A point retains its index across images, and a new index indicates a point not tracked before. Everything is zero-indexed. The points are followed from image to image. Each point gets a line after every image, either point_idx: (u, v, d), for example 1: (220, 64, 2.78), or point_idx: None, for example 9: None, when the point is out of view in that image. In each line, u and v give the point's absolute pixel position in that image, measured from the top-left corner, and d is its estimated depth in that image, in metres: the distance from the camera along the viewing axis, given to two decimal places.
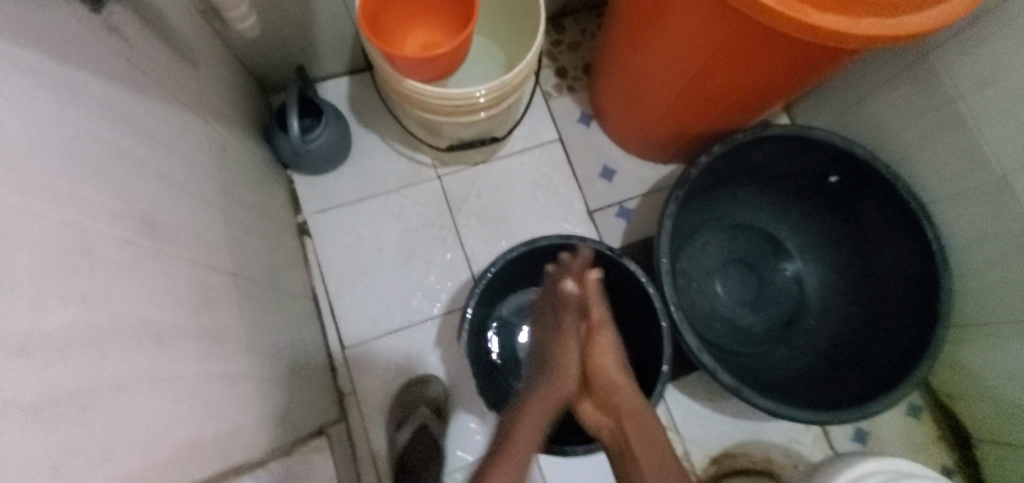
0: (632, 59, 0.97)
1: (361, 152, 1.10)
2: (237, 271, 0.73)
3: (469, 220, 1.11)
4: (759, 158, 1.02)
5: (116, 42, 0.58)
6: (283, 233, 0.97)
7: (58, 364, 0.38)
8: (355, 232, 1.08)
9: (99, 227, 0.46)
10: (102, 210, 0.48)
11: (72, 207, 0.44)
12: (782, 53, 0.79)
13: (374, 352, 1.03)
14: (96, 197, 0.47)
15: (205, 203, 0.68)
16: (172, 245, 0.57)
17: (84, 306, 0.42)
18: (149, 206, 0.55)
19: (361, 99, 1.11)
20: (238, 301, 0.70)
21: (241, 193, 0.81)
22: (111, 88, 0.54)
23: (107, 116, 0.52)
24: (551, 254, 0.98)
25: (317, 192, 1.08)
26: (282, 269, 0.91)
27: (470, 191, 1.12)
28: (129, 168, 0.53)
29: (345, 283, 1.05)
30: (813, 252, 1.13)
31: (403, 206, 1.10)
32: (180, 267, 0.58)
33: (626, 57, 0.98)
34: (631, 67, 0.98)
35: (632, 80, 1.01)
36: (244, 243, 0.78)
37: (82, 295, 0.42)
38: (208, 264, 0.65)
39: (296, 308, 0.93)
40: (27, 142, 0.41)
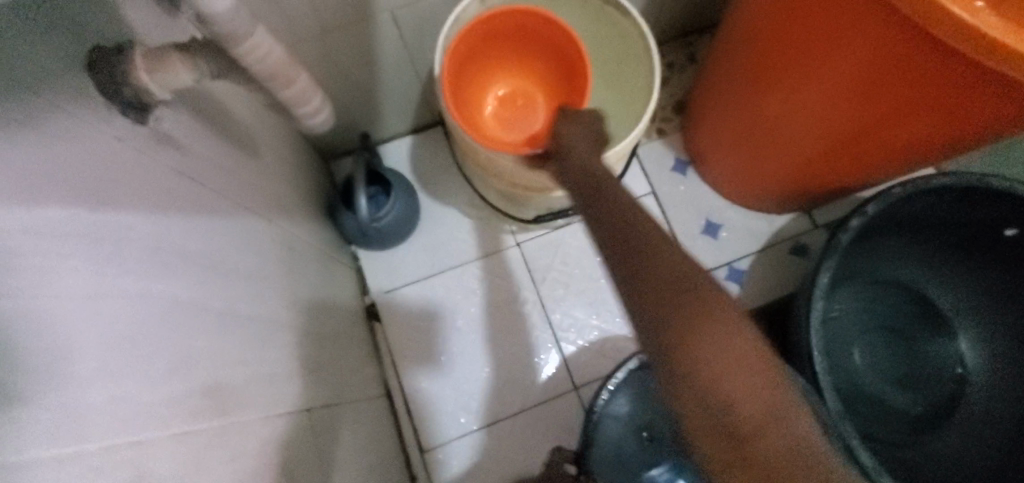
0: (755, 105, 0.82)
1: (431, 221, 0.98)
2: (312, 401, 0.60)
3: (556, 292, 0.96)
4: (911, 210, 0.84)
5: (168, 157, 0.47)
6: (353, 324, 0.86)
7: None
8: (429, 312, 0.95)
9: (155, 431, 0.35)
10: (150, 410, 0.36)
11: (107, 425, 0.32)
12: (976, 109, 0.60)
13: (459, 453, 0.90)
14: (146, 391, 0.36)
15: (273, 327, 0.56)
16: (241, 410, 0.45)
17: None
18: (210, 370, 0.43)
19: (428, 161, 0.99)
20: (316, 441, 0.58)
21: (308, 295, 0.70)
22: (163, 222, 0.43)
23: (159, 266, 0.41)
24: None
25: (386, 269, 0.96)
26: (355, 371, 0.79)
27: (555, 258, 0.98)
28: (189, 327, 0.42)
29: (420, 372, 0.93)
30: (975, 316, 0.93)
31: (481, 280, 0.96)
32: (250, 437, 0.46)
33: (748, 103, 0.82)
34: (754, 114, 0.83)
35: (752, 127, 0.85)
36: (316, 359, 0.65)
37: None
38: (281, 412, 0.52)
39: (372, 415, 0.80)
40: (41, 359, 0.29)
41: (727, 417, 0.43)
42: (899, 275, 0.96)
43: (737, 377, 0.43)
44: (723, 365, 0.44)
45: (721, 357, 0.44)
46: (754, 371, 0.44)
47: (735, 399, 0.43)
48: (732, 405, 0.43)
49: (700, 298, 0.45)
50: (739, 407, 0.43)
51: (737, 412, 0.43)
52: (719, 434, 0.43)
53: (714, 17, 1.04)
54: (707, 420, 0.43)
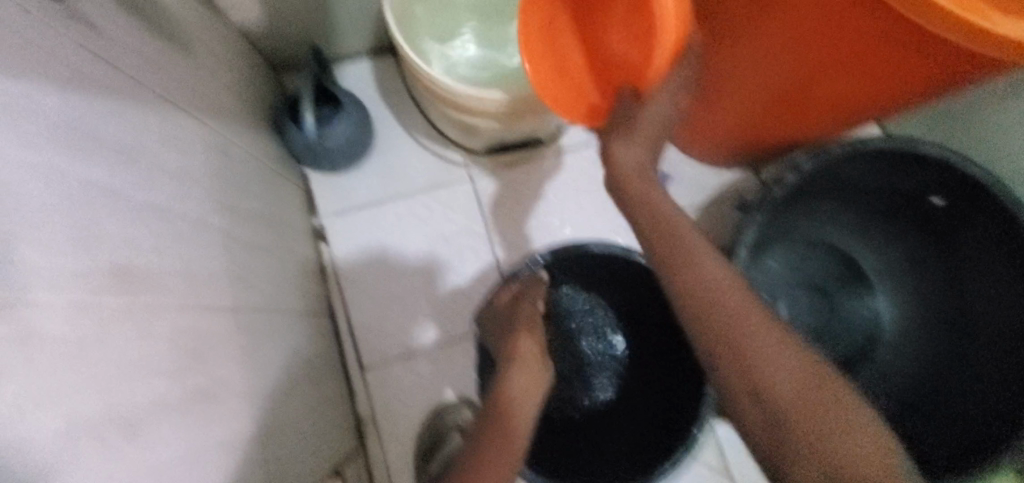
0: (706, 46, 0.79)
1: (385, 147, 0.98)
2: (238, 302, 0.62)
3: (504, 228, 0.98)
4: (847, 172, 0.87)
5: (84, 36, 0.46)
6: (296, 239, 0.87)
7: None
8: (376, 236, 0.96)
9: (55, 290, 0.37)
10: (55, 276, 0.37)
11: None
12: (918, 60, 0.61)
13: (394, 373, 0.93)
14: (48, 257, 0.37)
15: (201, 224, 0.57)
16: (156, 293, 0.47)
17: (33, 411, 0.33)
18: (120, 253, 0.44)
19: (386, 86, 0.98)
20: (240, 340, 0.60)
21: (244, 202, 0.70)
22: (80, 100, 0.43)
23: (63, 137, 0.40)
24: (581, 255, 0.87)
25: (336, 193, 0.96)
26: (293, 286, 0.80)
27: (506, 195, 0.99)
28: (94, 201, 0.42)
29: (362, 293, 0.95)
30: (897, 279, 0.98)
31: (431, 209, 0.97)
32: (162, 322, 0.47)
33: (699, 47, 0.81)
34: (708, 51, 0.78)
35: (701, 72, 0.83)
36: (248, 263, 0.67)
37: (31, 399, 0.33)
38: (202, 305, 0.54)
39: (309, 329, 0.82)
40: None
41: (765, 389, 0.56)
42: (829, 237, 1.00)
43: (774, 369, 0.56)
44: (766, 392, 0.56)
45: (796, 374, 0.56)
46: (787, 366, 0.56)
47: (776, 380, 0.56)
48: (767, 389, 0.56)
49: (726, 306, 0.58)
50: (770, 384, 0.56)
51: (764, 388, 0.56)
52: (756, 405, 0.57)
53: None
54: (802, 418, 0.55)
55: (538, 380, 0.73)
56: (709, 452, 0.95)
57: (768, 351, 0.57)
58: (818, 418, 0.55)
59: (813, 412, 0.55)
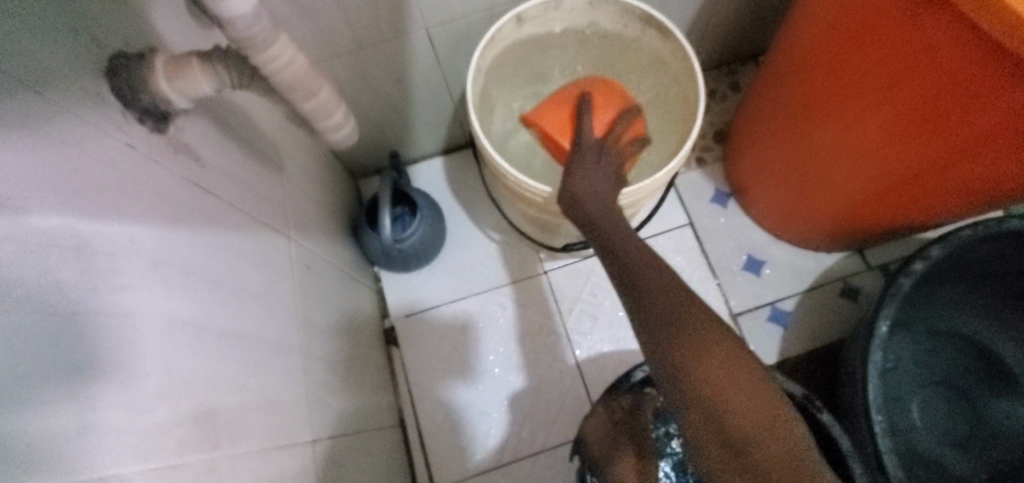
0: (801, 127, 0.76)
1: (457, 244, 0.95)
2: (318, 431, 0.56)
3: (584, 325, 0.91)
4: (983, 254, 0.76)
5: (187, 166, 0.45)
6: (369, 346, 0.83)
7: None
8: (449, 338, 0.91)
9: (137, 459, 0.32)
10: (136, 441, 0.32)
11: (68, 470, 0.28)
12: None
13: None
14: (133, 419, 0.33)
15: (285, 348, 0.54)
16: (239, 439, 0.43)
17: None
18: (207, 398, 0.40)
19: (457, 182, 0.97)
20: (319, 476, 0.54)
21: (323, 315, 0.66)
22: (177, 233, 0.41)
23: (158, 276, 0.38)
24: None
25: (408, 293, 0.93)
26: (368, 400, 0.75)
27: (584, 289, 0.93)
28: (184, 342, 0.39)
29: (435, 401, 0.88)
30: None
31: (506, 307, 0.92)
32: (244, 472, 0.42)
33: (790, 129, 0.78)
34: (803, 124, 0.75)
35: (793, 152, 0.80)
36: (326, 382, 0.62)
37: None
38: (284, 443, 0.49)
39: (382, 446, 0.76)
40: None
41: (745, 440, 0.41)
42: (963, 326, 0.86)
43: (732, 388, 0.43)
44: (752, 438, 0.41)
45: (757, 402, 0.43)
46: (760, 404, 0.42)
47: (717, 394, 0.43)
48: (716, 400, 0.43)
49: (694, 319, 0.45)
50: (743, 418, 0.42)
51: (737, 427, 0.42)
52: (699, 408, 0.43)
53: (760, 45, 1.00)
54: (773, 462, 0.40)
55: None
56: None
57: (725, 373, 0.43)
58: (784, 439, 0.41)
59: (783, 430, 0.42)
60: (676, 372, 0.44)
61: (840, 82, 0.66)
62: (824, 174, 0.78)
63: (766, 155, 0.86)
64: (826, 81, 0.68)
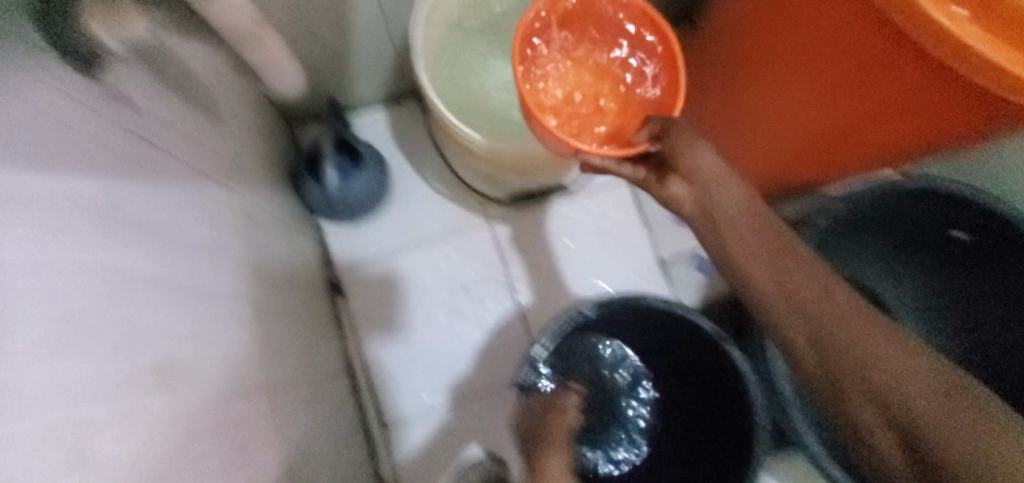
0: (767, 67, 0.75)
1: (401, 195, 0.95)
2: (272, 378, 0.58)
3: (526, 273, 0.96)
4: (877, 209, 0.86)
5: (121, 113, 0.43)
6: (315, 295, 0.83)
7: None
8: (395, 287, 0.93)
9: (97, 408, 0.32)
10: (95, 390, 0.33)
11: (35, 416, 0.28)
12: (939, 108, 0.61)
13: (416, 430, 0.89)
14: (90, 370, 0.33)
15: (234, 299, 0.54)
16: (196, 386, 0.43)
17: None
18: (162, 348, 0.40)
19: (401, 133, 0.96)
20: (275, 421, 0.56)
21: (269, 267, 0.66)
22: (118, 184, 0.40)
23: (102, 227, 0.37)
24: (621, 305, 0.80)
25: (352, 243, 0.93)
26: (317, 348, 0.76)
27: (527, 239, 0.97)
28: (135, 294, 0.39)
29: (382, 347, 0.91)
30: (921, 314, 0.97)
31: (451, 257, 0.95)
32: (203, 417, 0.43)
33: (736, 85, 0.82)
34: (740, 85, 0.81)
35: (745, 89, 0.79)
36: (277, 331, 0.63)
37: None
38: (239, 390, 0.50)
39: (332, 391, 0.78)
40: None
41: (930, 433, 0.53)
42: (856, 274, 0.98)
43: (899, 369, 0.55)
44: (917, 418, 0.54)
45: (932, 382, 0.54)
46: (919, 377, 0.55)
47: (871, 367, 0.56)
48: (923, 432, 0.53)
49: (866, 315, 0.58)
50: (933, 422, 0.53)
51: (919, 422, 0.54)
52: (890, 422, 0.55)
53: None
54: (939, 446, 0.52)
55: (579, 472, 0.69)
56: None
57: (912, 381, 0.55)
58: (977, 418, 0.52)
59: (967, 396, 0.53)
60: (835, 348, 0.57)
61: (771, 46, 0.72)
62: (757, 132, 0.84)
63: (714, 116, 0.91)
64: (760, 44, 0.73)
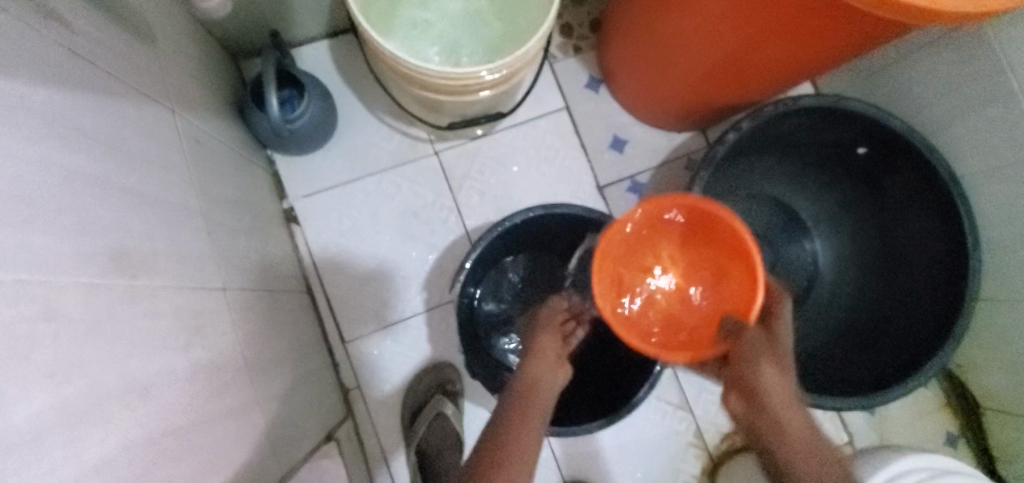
0: (723, 301, 0.74)
1: (350, 128, 1.00)
2: (226, 283, 0.65)
3: (472, 199, 1.02)
4: (787, 127, 0.95)
5: (56, 32, 0.47)
6: (270, 221, 0.89)
7: (42, 462, 0.33)
8: (348, 214, 0.99)
9: (63, 275, 0.39)
10: (60, 261, 0.39)
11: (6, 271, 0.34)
12: (832, 16, 0.67)
13: (374, 343, 0.98)
14: (54, 246, 0.39)
15: (184, 210, 0.60)
16: (153, 275, 0.50)
17: (59, 383, 0.36)
18: (117, 239, 0.46)
19: (345, 67, 0.99)
20: (232, 318, 0.63)
21: (220, 189, 0.71)
22: (63, 95, 0.45)
23: (51, 130, 0.42)
24: (559, 220, 0.85)
25: (304, 174, 0.98)
26: (273, 267, 0.83)
27: (472, 168, 1.03)
28: (86, 190, 0.44)
29: (339, 271, 0.98)
30: (831, 224, 1.08)
31: (400, 186, 1.01)
32: (162, 300, 0.50)
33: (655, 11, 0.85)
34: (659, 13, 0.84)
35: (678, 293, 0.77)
36: (230, 246, 0.69)
37: (56, 370, 0.36)
38: (195, 286, 0.57)
39: (291, 306, 0.85)
40: None
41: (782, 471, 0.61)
42: (773, 190, 1.08)
43: (799, 447, 0.60)
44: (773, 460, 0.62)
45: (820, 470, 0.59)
46: (811, 456, 0.60)
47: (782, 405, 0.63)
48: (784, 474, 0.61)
49: (791, 401, 0.63)
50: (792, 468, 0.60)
51: (787, 471, 0.60)
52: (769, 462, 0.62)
53: None
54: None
55: (560, 373, 0.73)
56: (671, 390, 1.04)
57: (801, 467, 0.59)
58: None
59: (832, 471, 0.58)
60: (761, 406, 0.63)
61: None
62: (676, 59, 0.89)
63: (636, 44, 0.94)
64: None
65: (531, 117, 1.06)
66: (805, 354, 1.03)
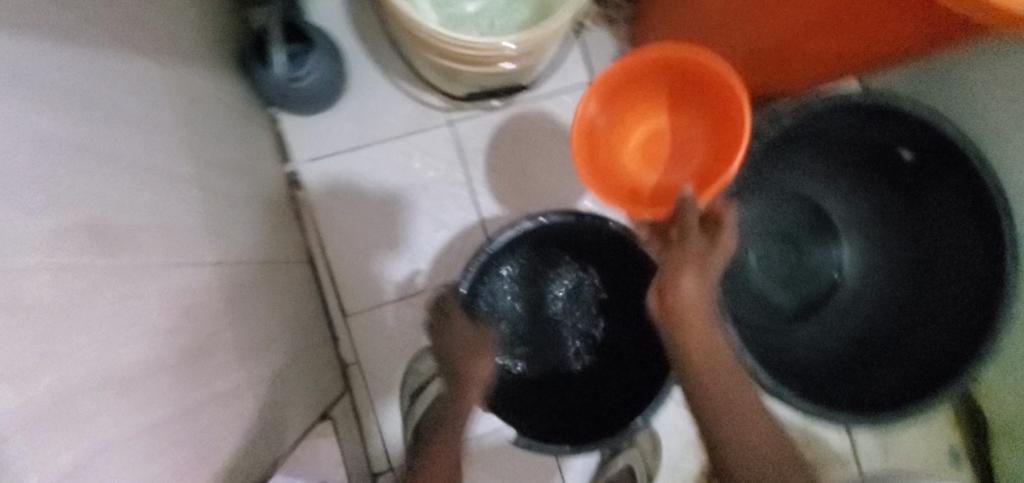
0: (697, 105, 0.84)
1: (359, 90, 0.93)
2: (220, 257, 0.61)
3: (485, 175, 0.97)
4: (827, 123, 0.89)
5: None
6: (272, 187, 0.84)
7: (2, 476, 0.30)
8: (354, 183, 0.94)
9: (37, 260, 0.35)
10: (29, 244, 0.35)
11: None
12: (891, 19, 0.60)
13: (375, 319, 0.95)
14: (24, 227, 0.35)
15: (175, 176, 0.55)
16: (137, 253, 0.46)
17: (24, 385, 0.33)
18: (95, 213, 0.42)
19: (360, 24, 0.92)
20: (225, 296, 0.60)
21: (217, 152, 0.66)
22: (37, 48, 0.39)
23: (24, 96, 0.37)
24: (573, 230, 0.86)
25: (311, 138, 0.93)
26: (272, 236, 0.79)
27: (488, 141, 0.97)
28: (64, 159, 0.40)
29: (341, 242, 0.94)
30: (860, 229, 1.03)
31: (410, 156, 0.95)
32: (147, 281, 0.46)
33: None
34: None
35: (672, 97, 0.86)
36: (227, 216, 0.65)
37: (20, 369, 0.33)
38: (184, 262, 0.53)
39: (290, 279, 0.82)
40: None
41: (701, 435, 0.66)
42: (803, 188, 1.03)
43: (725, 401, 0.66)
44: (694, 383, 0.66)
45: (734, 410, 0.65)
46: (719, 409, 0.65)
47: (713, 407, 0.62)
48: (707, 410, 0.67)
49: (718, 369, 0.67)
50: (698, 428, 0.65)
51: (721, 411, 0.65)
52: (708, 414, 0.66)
53: None
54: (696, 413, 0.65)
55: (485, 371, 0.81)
56: None
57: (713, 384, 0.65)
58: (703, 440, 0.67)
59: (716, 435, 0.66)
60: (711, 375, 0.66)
61: None
62: (712, 48, 0.80)
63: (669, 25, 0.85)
64: None
65: (554, 90, 0.98)
66: (817, 360, 1.00)
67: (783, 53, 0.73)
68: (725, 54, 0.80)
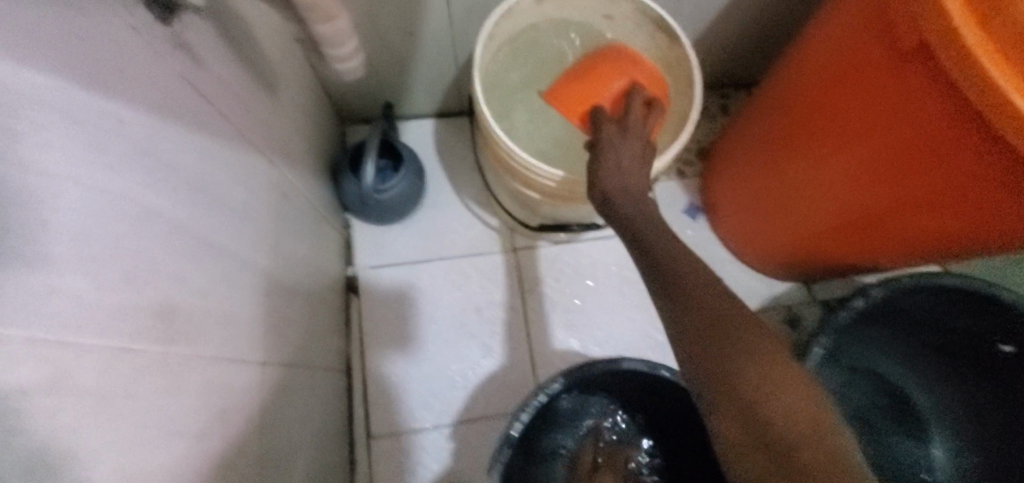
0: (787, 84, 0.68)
1: (432, 206, 0.95)
2: (268, 356, 0.57)
3: (542, 307, 0.93)
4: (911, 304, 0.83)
5: (184, 66, 0.45)
6: (330, 289, 0.83)
7: None
8: (408, 296, 0.92)
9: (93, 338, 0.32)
10: (91, 320, 0.32)
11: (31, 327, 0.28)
12: (987, 208, 0.58)
13: (401, 446, 0.86)
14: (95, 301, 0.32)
15: (250, 267, 0.54)
16: (194, 341, 0.43)
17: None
18: (168, 293, 0.40)
19: (445, 149, 0.97)
20: (262, 400, 0.55)
21: (292, 247, 0.66)
22: (164, 130, 0.41)
23: (140, 171, 0.37)
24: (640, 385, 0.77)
25: (377, 246, 0.93)
26: (319, 340, 0.75)
27: (549, 273, 0.95)
28: (157, 235, 0.39)
29: (383, 355, 0.89)
30: (951, 423, 0.91)
31: (469, 276, 0.93)
32: (194, 373, 0.42)
33: (781, 150, 0.76)
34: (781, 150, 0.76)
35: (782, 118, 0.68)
36: (284, 313, 0.62)
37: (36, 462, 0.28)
38: (234, 357, 0.49)
39: (325, 388, 0.76)
40: None
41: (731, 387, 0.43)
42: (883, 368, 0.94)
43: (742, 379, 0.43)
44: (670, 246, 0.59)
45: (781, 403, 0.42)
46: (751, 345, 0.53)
47: (780, 416, 0.41)
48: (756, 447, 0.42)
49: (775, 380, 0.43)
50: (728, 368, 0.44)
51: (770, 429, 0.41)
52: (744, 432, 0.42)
53: (754, 76, 1.04)
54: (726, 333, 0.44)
55: None
56: None
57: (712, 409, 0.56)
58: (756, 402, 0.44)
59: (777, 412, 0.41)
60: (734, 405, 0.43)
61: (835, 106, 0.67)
62: (791, 208, 0.80)
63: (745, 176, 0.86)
64: (824, 105, 0.68)
65: None
66: None
67: (864, 224, 0.71)
68: (802, 213, 0.79)
